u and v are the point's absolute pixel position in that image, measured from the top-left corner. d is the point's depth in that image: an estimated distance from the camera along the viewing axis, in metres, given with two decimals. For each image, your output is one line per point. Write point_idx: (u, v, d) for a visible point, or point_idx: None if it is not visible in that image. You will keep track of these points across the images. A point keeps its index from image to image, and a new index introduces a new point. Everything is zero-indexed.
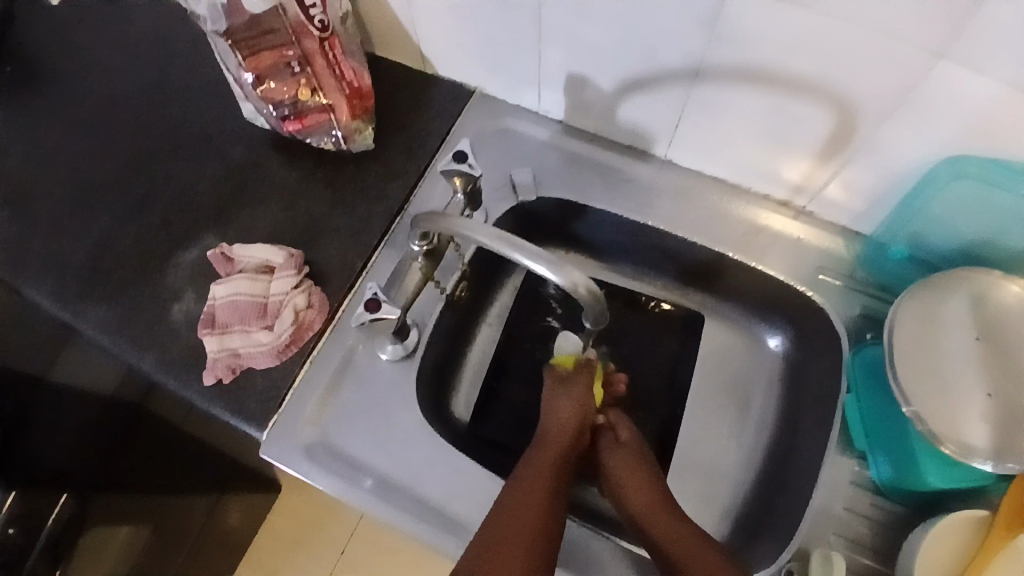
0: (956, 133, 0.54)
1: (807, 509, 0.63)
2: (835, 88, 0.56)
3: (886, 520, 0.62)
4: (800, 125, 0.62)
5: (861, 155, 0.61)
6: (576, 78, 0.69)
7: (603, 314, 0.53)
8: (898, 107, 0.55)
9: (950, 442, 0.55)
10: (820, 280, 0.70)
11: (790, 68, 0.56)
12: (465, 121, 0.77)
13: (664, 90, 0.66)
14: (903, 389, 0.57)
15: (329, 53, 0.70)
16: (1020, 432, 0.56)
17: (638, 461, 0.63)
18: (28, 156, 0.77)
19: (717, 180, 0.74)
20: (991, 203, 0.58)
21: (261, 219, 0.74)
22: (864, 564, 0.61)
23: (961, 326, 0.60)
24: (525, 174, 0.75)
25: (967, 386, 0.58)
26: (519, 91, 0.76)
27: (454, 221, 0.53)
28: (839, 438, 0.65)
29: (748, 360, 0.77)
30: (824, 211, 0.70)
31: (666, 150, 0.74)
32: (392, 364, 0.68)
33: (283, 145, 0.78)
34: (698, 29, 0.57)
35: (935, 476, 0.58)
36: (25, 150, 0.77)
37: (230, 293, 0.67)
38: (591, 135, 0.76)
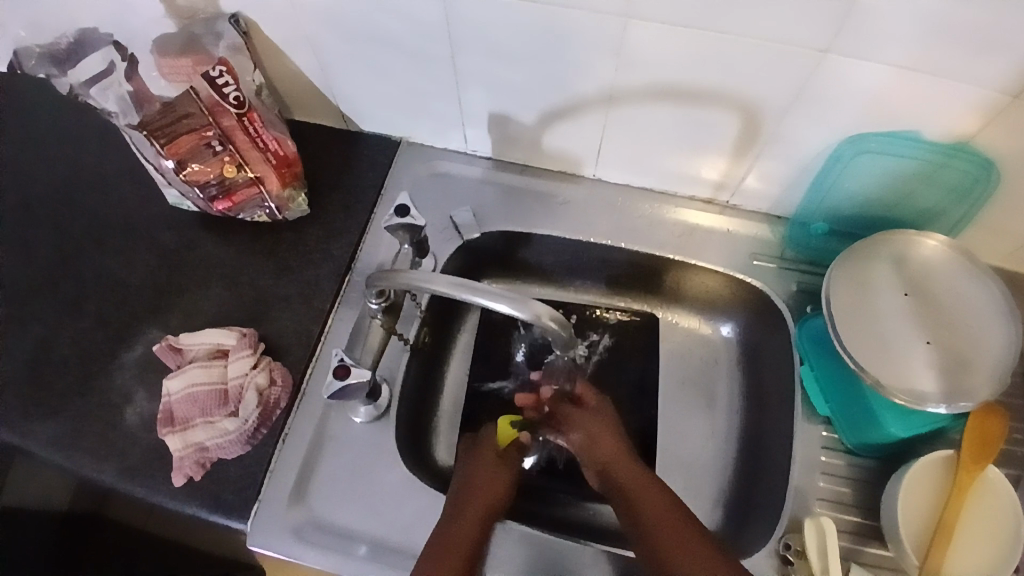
0: (852, 116, 0.60)
1: (789, 483, 0.65)
2: (738, 94, 0.61)
3: (862, 479, 0.65)
4: (711, 132, 0.66)
5: (771, 149, 0.66)
6: (499, 116, 0.72)
7: (571, 341, 0.53)
8: (798, 104, 0.60)
9: (904, 393, 0.59)
10: (755, 265, 0.74)
11: (695, 83, 0.61)
12: (396, 171, 0.78)
13: (583, 117, 0.69)
14: (851, 352, 0.61)
15: (249, 128, 0.69)
16: (963, 374, 0.61)
17: (602, 429, 0.66)
18: None
19: (645, 190, 0.78)
20: (893, 171, 0.64)
21: (205, 301, 0.72)
22: (852, 521, 0.64)
23: (891, 286, 0.65)
24: (465, 213, 0.76)
25: (907, 338, 0.63)
26: (444, 135, 0.77)
27: (410, 275, 0.54)
28: (803, 406, 0.68)
29: (706, 350, 0.81)
30: (747, 202, 0.75)
31: (594, 169, 0.77)
32: (367, 424, 0.67)
33: (215, 222, 0.76)
34: (607, 58, 0.61)
35: (899, 427, 0.62)
36: None
37: (184, 385, 0.66)
38: (521, 166, 0.79)
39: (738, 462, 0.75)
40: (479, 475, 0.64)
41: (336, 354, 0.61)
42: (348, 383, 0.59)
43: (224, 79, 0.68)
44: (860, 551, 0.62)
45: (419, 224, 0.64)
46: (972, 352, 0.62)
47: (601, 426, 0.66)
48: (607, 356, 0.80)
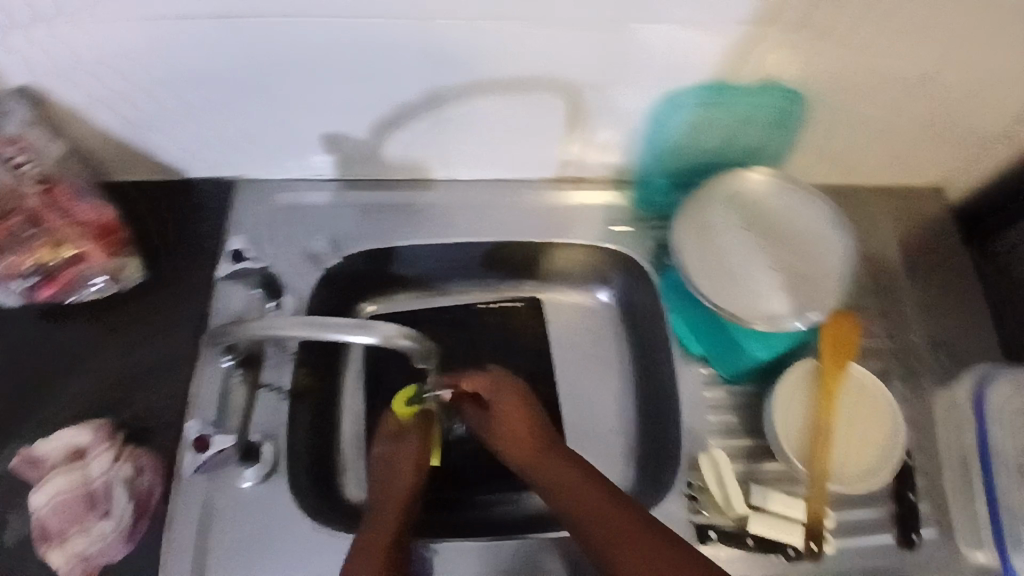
0: (663, 73, 0.62)
1: (682, 426, 0.68)
2: (556, 76, 0.62)
3: (745, 404, 0.70)
4: (542, 115, 0.68)
5: (600, 119, 0.68)
6: (331, 136, 0.70)
7: (428, 352, 0.56)
8: (612, 74, 0.62)
9: (761, 320, 0.63)
10: (614, 231, 0.77)
11: (513, 72, 0.62)
12: (237, 213, 0.74)
13: (416, 122, 0.68)
14: (707, 294, 0.65)
15: (58, 204, 0.65)
16: (809, 289, 0.65)
17: (520, 414, 0.65)
18: None
19: (498, 180, 0.78)
20: (709, 119, 0.67)
21: (55, 398, 0.66)
22: (744, 445, 0.68)
23: (731, 223, 0.68)
24: (321, 242, 0.73)
25: (754, 268, 0.66)
26: (282, 166, 0.74)
27: (257, 324, 0.52)
28: (679, 350, 0.72)
29: (591, 320, 0.83)
30: (594, 172, 0.77)
31: (443, 171, 0.77)
32: (261, 483, 0.64)
33: (50, 311, 0.70)
34: (421, 62, 0.60)
35: (761, 351, 0.66)
36: None
37: (45, 498, 0.60)
38: (368, 181, 0.76)
39: (641, 417, 0.78)
40: (398, 475, 0.63)
41: (193, 428, 0.62)
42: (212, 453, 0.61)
43: (19, 158, 0.63)
44: (758, 470, 0.66)
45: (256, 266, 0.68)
46: (811, 267, 0.66)
47: (525, 422, 0.65)
48: (497, 350, 0.81)
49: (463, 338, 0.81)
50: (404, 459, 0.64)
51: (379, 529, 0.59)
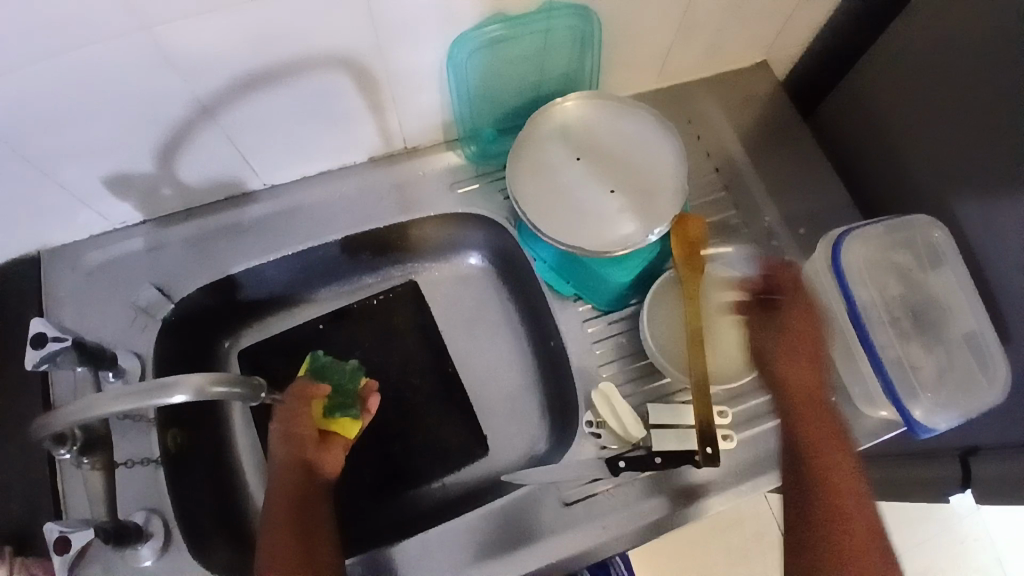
0: (438, 20, 0.58)
1: (574, 368, 0.68)
2: (328, 51, 0.57)
3: (629, 329, 0.69)
4: (335, 95, 0.63)
5: (397, 83, 0.64)
6: (115, 178, 0.63)
7: (252, 388, 0.52)
8: (388, 34, 0.58)
9: (615, 245, 0.63)
10: (462, 193, 0.74)
11: (279, 60, 0.56)
12: (52, 288, 0.67)
13: (201, 138, 0.62)
14: (558, 236, 0.63)
15: None
16: (650, 202, 0.65)
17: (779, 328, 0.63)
18: None
19: (325, 173, 0.74)
20: (508, 57, 0.65)
21: None
22: (637, 367, 0.68)
23: (564, 156, 0.67)
24: (147, 292, 0.67)
25: (597, 195, 0.65)
26: (81, 224, 0.67)
27: (60, 413, 0.46)
28: (552, 294, 0.70)
29: (469, 286, 0.82)
30: (420, 139, 0.74)
31: (261, 179, 0.71)
32: (161, 561, 0.60)
33: None
34: (171, 76, 0.54)
35: (619, 275, 0.65)
36: None
37: None
38: (185, 212, 0.71)
39: (541, 369, 0.78)
40: (285, 443, 0.63)
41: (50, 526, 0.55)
42: (76, 551, 0.55)
43: None
44: (654, 389, 0.67)
45: (64, 340, 0.57)
46: (648, 180, 0.66)
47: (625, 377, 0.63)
48: (379, 344, 0.78)
49: (342, 342, 0.77)
50: (285, 438, 0.63)
51: (286, 504, 0.59)
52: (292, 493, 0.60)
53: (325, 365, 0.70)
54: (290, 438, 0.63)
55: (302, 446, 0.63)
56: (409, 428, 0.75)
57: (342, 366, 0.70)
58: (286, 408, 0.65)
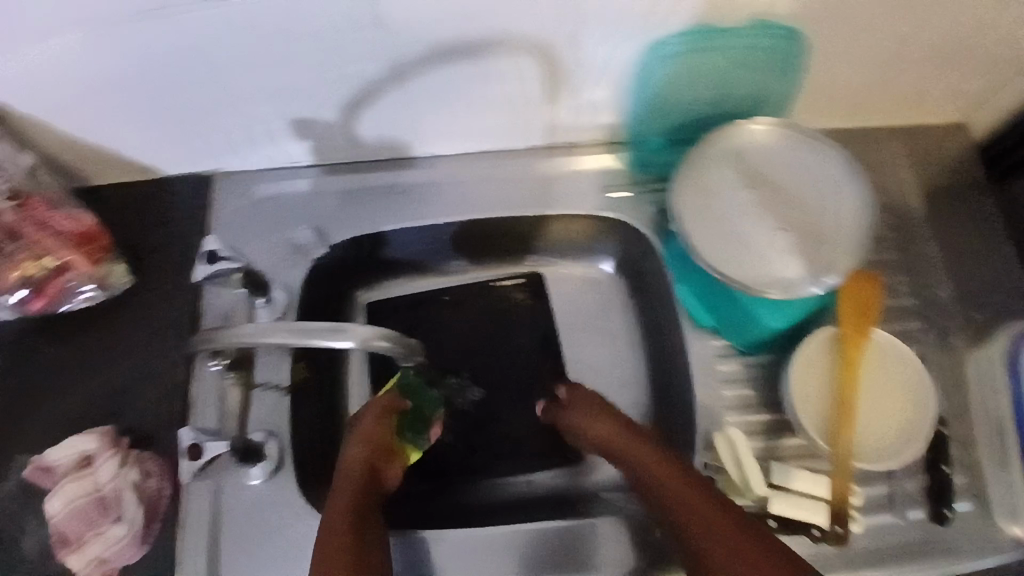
0: (645, 22, 0.56)
1: (696, 403, 0.66)
2: (529, 39, 0.57)
3: (760, 379, 0.67)
4: (519, 81, 0.62)
5: (583, 78, 0.62)
6: (302, 122, 0.66)
7: (407, 349, 0.55)
8: (581, 27, 0.56)
9: (771, 287, 0.59)
10: (612, 199, 0.72)
11: (478, 37, 0.56)
12: (219, 211, 0.72)
13: (385, 98, 0.64)
14: (714, 262, 0.60)
15: (33, 215, 0.64)
16: (818, 249, 0.60)
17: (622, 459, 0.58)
18: None
19: (484, 152, 0.74)
20: (703, 69, 0.62)
21: (58, 412, 0.66)
22: (761, 420, 0.65)
23: (736, 182, 0.63)
24: (306, 232, 0.71)
25: (764, 231, 0.61)
26: (252, 155, 0.70)
27: (232, 331, 0.51)
28: (689, 324, 0.68)
29: (595, 292, 0.80)
30: (586, 136, 0.72)
31: (425, 147, 0.73)
32: (267, 485, 0.63)
33: (43, 325, 0.70)
34: (377, 36, 0.55)
35: (772, 319, 0.62)
36: None
37: (61, 504, 0.60)
38: (351, 164, 0.74)
39: (654, 392, 0.75)
40: (358, 445, 0.57)
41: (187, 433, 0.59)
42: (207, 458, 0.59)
43: None
44: (779, 447, 0.64)
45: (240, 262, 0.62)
46: (821, 226, 0.61)
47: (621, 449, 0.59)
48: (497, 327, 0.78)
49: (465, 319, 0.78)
50: (364, 438, 0.58)
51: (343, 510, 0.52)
52: (355, 499, 0.53)
53: (413, 385, 0.69)
54: (372, 443, 0.58)
55: (380, 455, 0.58)
56: (510, 418, 0.75)
57: (427, 394, 0.69)
58: (374, 411, 0.60)
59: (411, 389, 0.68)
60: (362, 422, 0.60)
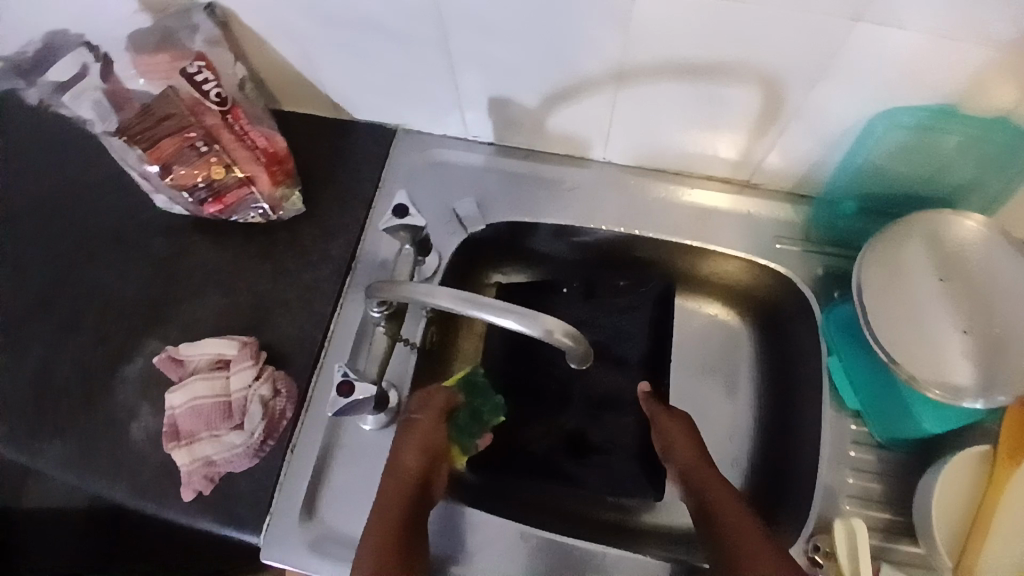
0: (885, 87, 0.55)
1: (817, 480, 0.63)
2: (758, 70, 0.56)
3: (894, 475, 0.63)
4: (728, 107, 0.61)
5: (794, 123, 0.61)
6: (500, 100, 0.67)
7: (588, 355, 0.49)
8: (821, 73, 0.55)
9: (936, 386, 0.56)
10: (778, 249, 0.70)
11: (708, 59, 0.56)
12: (394, 164, 0.75)
13: (589, 96, 0.64)
14: (883, 344, 0.58)
15: (234, 125, 0.67)
16: (1002, 359, 0.57)
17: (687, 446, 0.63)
18: None
19: (659, 171, 0.73)
20: (926, 147, 0.59)
21: (203, 310, 0.70)
22: (883, 518, 0.62)
23: (925, 270, 0.61)
24: (468, 205, 0.73)
25: (942, 328, 0.59)
26: (442, 121, 0.73)
27: (410, 288, 0.50)
28: (830, 400, 0.66)
29: (728, 337, 0.77)
30: (768, 181, 0.70)
31: (603, 152, 0.72)
32: (377, 432, 0.65)
33: (207, 227, 0.74)
34: (613, 35, 0.56)
35: (931, 422, 0.59)
36: None
37: (189, 398, 0.64)
38: (526, 151, 0.75)
39: (763, 452, 0.72)
40: (407, 447, 0.59)
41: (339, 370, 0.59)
42: (353, 400, 0.57)
43: (204, 75, 0.65)
44: (893, 550, 0.60)
45: (419, 223, 0.64)
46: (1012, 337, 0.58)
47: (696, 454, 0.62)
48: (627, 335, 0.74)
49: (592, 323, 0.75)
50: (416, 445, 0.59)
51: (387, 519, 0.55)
52: (406, 503, 0.56)
53: (472, 384, 0.69)
54: (426, 446, 0.60)
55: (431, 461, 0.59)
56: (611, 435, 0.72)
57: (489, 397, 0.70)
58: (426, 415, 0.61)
59: (476, 388, 0.70)
60: (409, 423, 0.61)
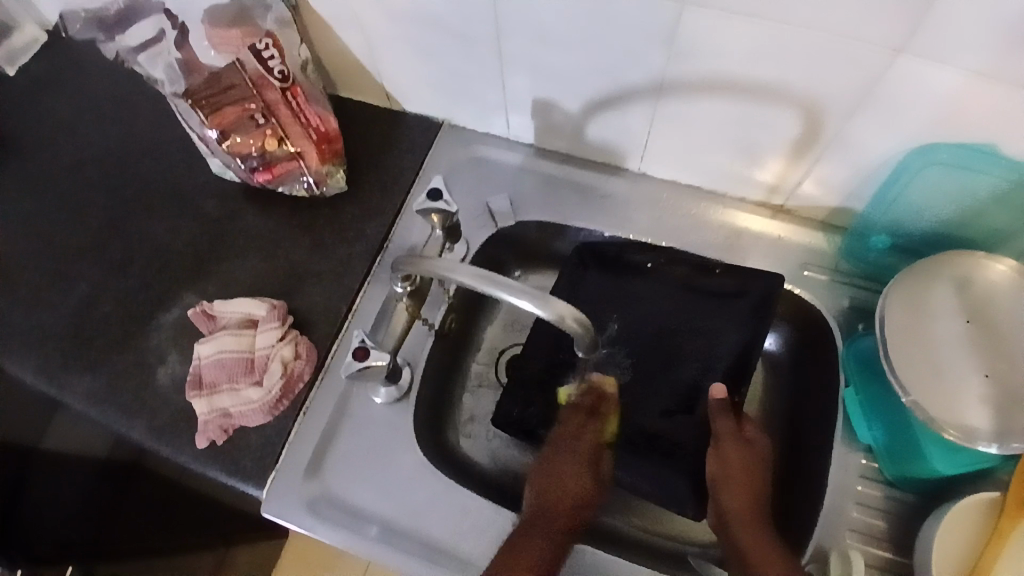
0: (925, 124, 0.55)
1: (821, 509, 0.62)
2: (800, 93, 0.57)
3: (899, 516, 0.62)
4: (767, 129, 0.62)
5: (832, 151, 0.61)
6: (543, 103, 0.70)
7: (594, 345, 0.51)
8: (864, 102, 0.55)
9: (952, 427, 0.55)
10: (805, 276, 0.70)
11: (750, 77, 0.57)
12: (437, 155, 0.78)
13: (630, 107, 0.66)
14: (900, 379, 0.58)
15: (292, 102, 0.71)
16: (1018, 409, 0.56)
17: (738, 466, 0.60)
18: (13, 233, 0.77)
19: (693, 188, 0.74)
20: (964, 188, 0.59)
21: (240, 272, 0.73)
22: (883, 556, 0.61)
23: (952, 311, 0.61)
24: (501, 201, 0.75)
25: (964, 370, 0.58)
26: (487, 119, 0.76)
27: (434, 263, 0.52)
28: (841, 432, 0.65)
29: None
30: (802, 209, 0.70)
31: (640, 163, 0.74)
32: (387, 407, 0.67)
33: (254, 195, 0.78)
34: (658, 47, 0.57)
35: (944, 465, 0.59)
36: (10, 227, 0.77)
37: (215, 351, 0.67)
38: (564, 155, 0.77)
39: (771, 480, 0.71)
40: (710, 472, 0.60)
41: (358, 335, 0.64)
42: (367, 365, 0.62)
43: (270, 52, 0.70)
44: None
45: (450, 209, 0.67)
46: None
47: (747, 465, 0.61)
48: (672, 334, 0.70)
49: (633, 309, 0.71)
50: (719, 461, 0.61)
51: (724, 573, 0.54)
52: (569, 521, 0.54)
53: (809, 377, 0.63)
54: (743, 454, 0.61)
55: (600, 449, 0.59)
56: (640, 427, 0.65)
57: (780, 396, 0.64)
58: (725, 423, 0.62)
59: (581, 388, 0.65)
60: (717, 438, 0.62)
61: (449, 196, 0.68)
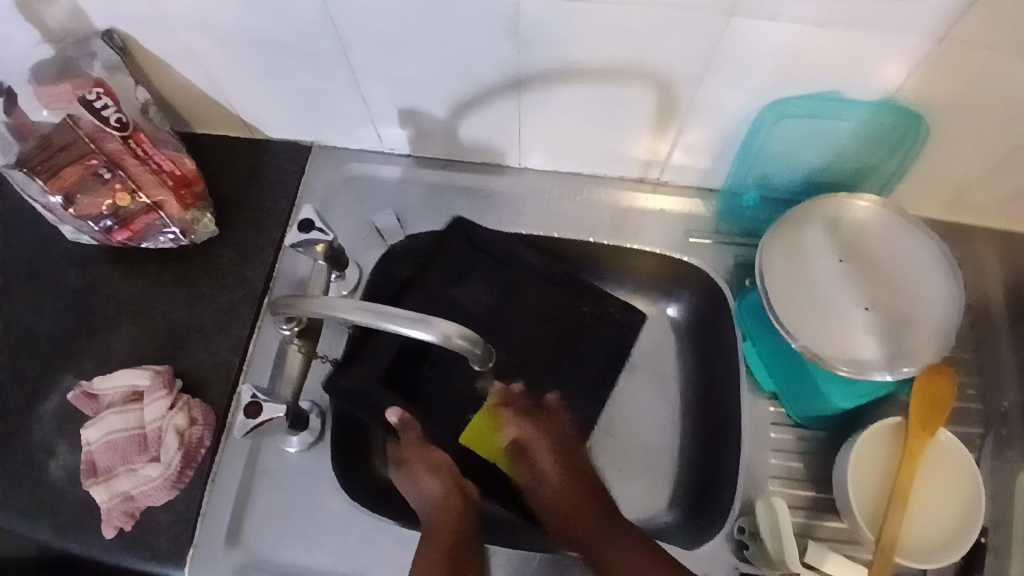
0: (766, 81, 0.57)
1: (740, 463, 0.65)
2: (650, 71, 0.58)
3: (815, 454, 0.66)
4: (627, 108, 0.63)
5: (692, 118, 0.63)
6: (409, 111, 0.68)
7: (489, 356, 0.50)
8: (707, 69, 0.57)
9: (843, 363, 0.58)
10: (692, 242, 0.72)
11: (600, 59, 0.57)
12: (311, 181, 0.74)
13: (493, 104, 0.65)
14: (789, 327, 0.60)
15: (138, 150, 0.66)
16: (906, 335, 0.59)
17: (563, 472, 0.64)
18: None
19: (577, 175, 0.74)
20: (815, 133, 0.62)
21: (119, 341, 0.68)
22: (806, 496, 0.64)
23: (826, 251, 0.63)
24: (387, 217, 0.72)
25: (847, 307, 0.61)
26: (355, 135, 0.73)
27: (312, 302, 0.50)
28: (749, 383, 0.67)
29: (655, 333, 0.76)
30: (678, 177, 0.72)
31: (519, 158, 0.73)
32: (302, 454, 0.64)
33: (121, 255, 0.72)
34: (505, 42, 0.57)
35: (841, 398, 0.61)
36: None
37: (103, 434, 0.62)
38: (443, 161, 0.75)
39: None
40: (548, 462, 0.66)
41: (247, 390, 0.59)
42: (263, 422, 0.58)
43: (104, 102, 0.63)
44: (817, 526, 0.63)
45: (328, 237, 0.64)
46: (916, 311, 0.60)
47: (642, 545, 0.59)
48: (555, 302, 0.70)
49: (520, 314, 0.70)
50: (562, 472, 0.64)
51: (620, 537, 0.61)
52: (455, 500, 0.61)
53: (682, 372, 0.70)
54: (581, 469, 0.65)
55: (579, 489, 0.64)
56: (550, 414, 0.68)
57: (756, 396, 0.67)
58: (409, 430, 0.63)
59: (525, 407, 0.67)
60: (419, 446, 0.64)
61: (322, 222, 0.64)
